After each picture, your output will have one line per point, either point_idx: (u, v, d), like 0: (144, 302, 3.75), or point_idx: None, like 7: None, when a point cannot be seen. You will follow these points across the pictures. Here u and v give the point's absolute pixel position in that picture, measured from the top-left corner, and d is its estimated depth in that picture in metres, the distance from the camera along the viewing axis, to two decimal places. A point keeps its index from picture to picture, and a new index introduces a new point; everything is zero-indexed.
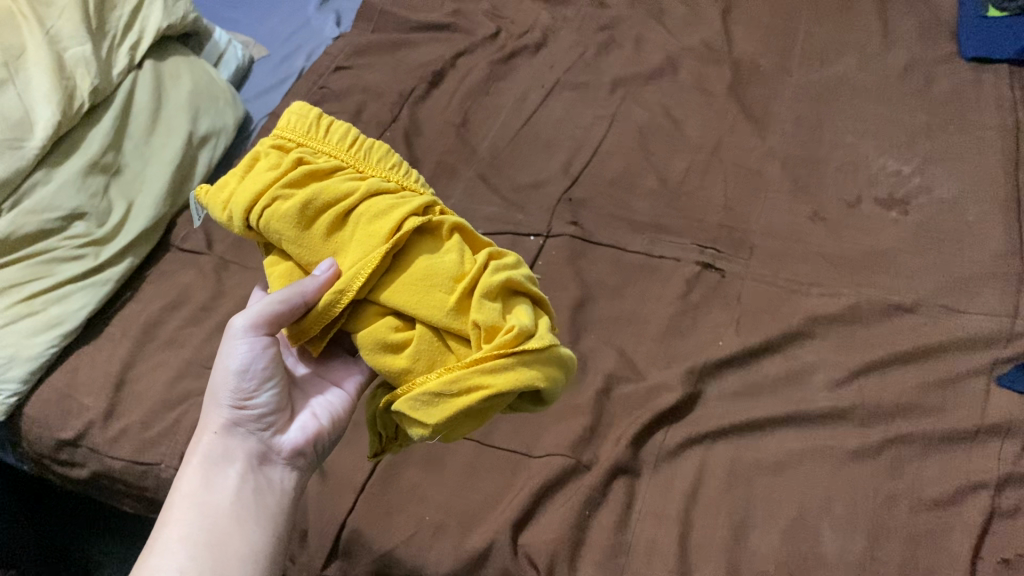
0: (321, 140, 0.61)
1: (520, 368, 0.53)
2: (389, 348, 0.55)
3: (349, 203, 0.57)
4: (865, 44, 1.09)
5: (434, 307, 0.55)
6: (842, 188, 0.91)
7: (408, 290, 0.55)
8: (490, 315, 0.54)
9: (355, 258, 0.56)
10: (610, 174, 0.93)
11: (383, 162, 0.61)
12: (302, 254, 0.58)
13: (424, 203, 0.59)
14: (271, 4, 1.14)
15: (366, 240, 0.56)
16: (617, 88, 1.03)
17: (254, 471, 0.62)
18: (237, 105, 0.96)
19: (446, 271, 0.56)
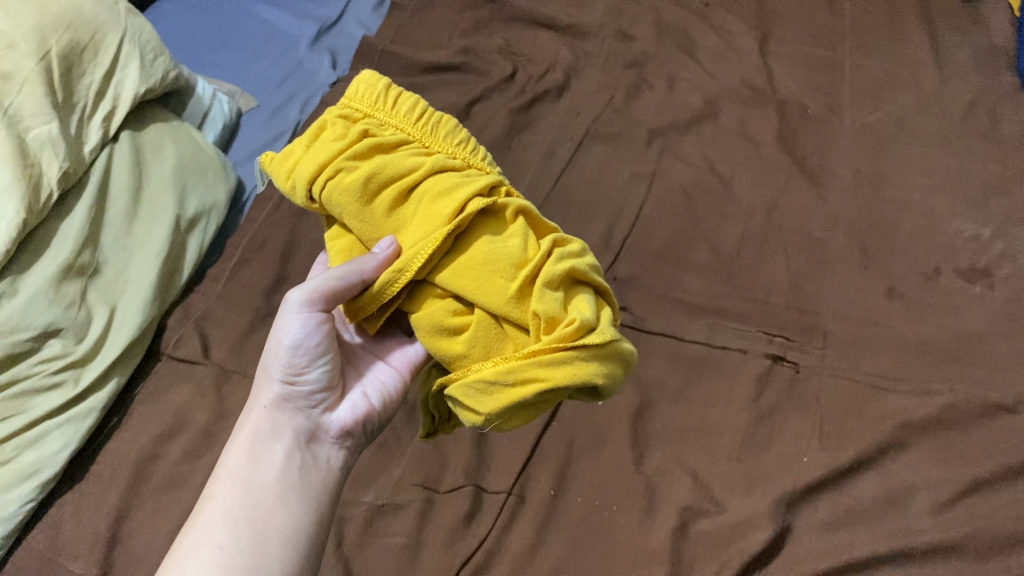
0: (389, 111, 0.57)
1: (580, 363, 0.49)
2: (444, 329, 0.52)
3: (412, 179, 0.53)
4: (918, 79, 0.99)
5: (495, 293, 0.51)
6: (918, 258, 0.81)
7: (469, 271, 0.51)
8: (552, 306, 0.50)
9: (416, 238, 0.53)
10: (656, 246, 0.83)
11: (449, 136, 0.57)
12: (362, 229, 0.54)
13: (490, 184, 0.54)
14: (258, 41, 1.02)
15: (428, 219, 0.53)
16: (653, 140, 0.92)
17: (301, 450, 0.58)
18: (228, 174, 0.85)
19: (509, 254, 0.52)
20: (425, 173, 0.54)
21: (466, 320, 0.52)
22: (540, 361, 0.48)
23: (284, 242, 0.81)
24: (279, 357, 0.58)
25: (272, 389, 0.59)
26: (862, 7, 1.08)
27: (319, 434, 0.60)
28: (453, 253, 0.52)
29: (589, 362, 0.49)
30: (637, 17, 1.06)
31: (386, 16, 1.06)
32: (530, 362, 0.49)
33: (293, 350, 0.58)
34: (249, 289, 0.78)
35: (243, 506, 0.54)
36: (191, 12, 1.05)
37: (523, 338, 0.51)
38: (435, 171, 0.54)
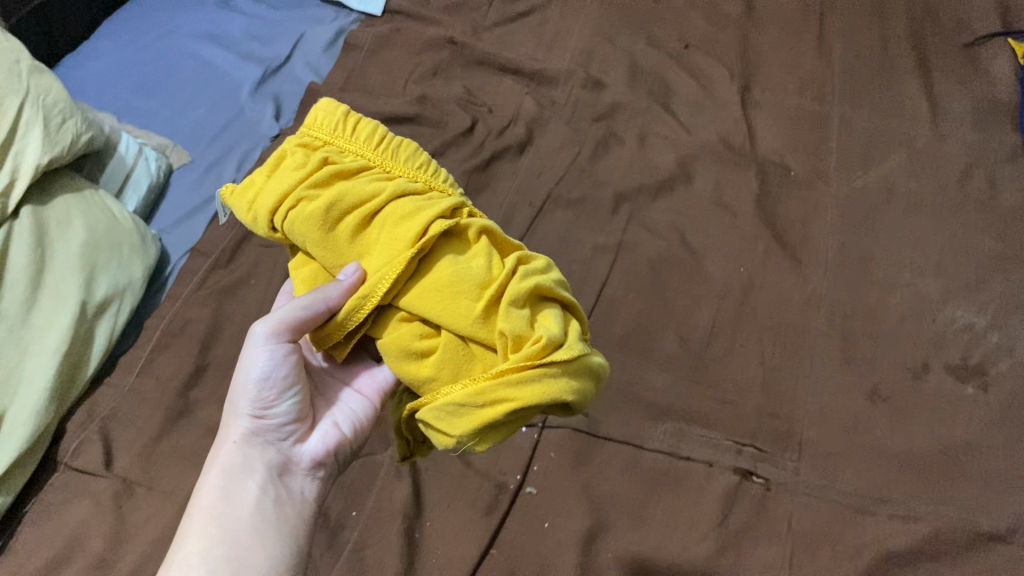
0: (349, 140, 0.56)
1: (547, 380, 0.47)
2: (411, 356, 0.51)
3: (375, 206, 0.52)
4: (913, 134, 0.91)
5: (462, 316, 0.49)
6: (906, 352, 0.73)
7: (433, 295, 0.50)
8: (517, 325, 0.48)
9: (381, 263, 0.52)
10: (618, 332, 0.75)
11: (409, 162, 0.56)
12: (329, 257, 0.53)
13: (452, 206, 0.53)
14: (196, 85, 0.94)
15: (390, 245, 0.51)
16: (620, 205, 0.84)
17: (275, 482, 0.57)
18: (148, 248, 0.77)
19: (470, 274, 0.51)
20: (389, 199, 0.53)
21: (434, 343, 0.51)
22: (507, 379, 0.47)
23: (205, 325, 0.74)
24: (248, 392, 0.57)
25: (242, 424, 0.58)
26: (853, 51, 1.00)
27: (290, 466, 0.59)
28: (418, 277, 0.51)
29: (556, 379, 0.48)
30: (609, 61, 0.98)
31: (337, 59, 0.98)
32: (498, 381, 0.48)
33: (261, 384, 0.57)
34: (162, 383, 0.71)
35: (223, 544, 0.52)
36: (122, 50, 0.96)
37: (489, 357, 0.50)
38: (397, 197, 0.53)
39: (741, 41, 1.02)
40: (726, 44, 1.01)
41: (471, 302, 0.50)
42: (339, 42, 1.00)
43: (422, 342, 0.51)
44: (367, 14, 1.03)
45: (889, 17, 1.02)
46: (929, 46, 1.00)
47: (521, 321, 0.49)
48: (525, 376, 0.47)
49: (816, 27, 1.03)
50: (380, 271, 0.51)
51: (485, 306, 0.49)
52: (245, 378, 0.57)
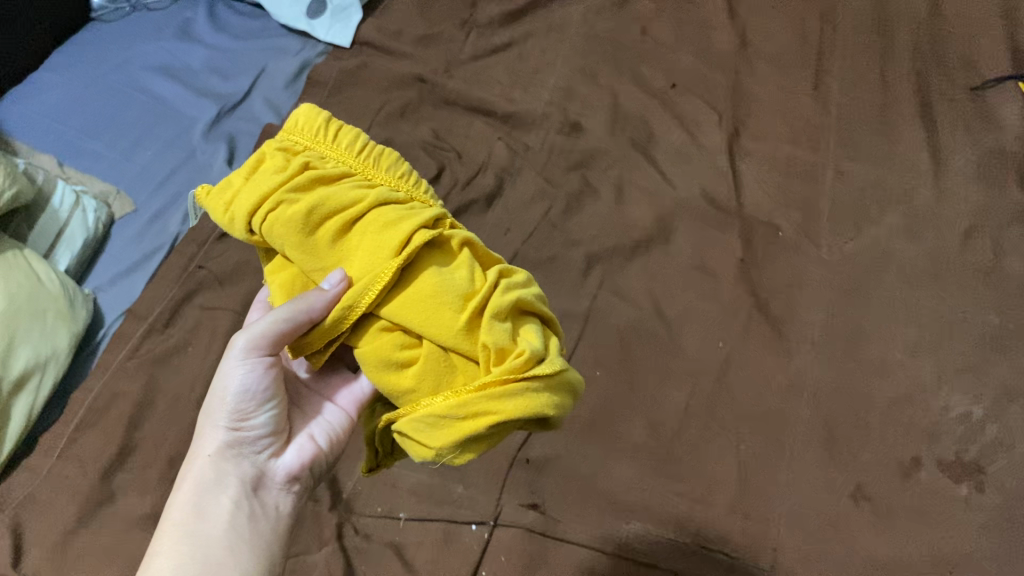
0: (330, 144, 0.52)
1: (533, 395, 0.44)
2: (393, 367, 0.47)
3: (358, 214, 0.48)
4: (913, 190, 0.84)
5: (447, 328, 0.46)
6: (895, 444, 0.67)
7: (417, 305, 0.46)
8: (500, 337, 0.45)
9: (364, 269, 0.48)
10: (583, 414, 0.69)
11: (391, 169, 0.53)
12: (307, 262, 0.49)
13: (435, 215, 0.50)
14: (145, 123, 0.88)
15: (373, 251, 0.48)
16: (592, 267, 0.79)
17: (251, 497, 0.54)
18: (76, 312, 0.71)
19: (453, 285, 0.47)
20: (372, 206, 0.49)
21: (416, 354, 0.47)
22: (489, 392, 0.44)
23: (134, 400, 0.69)
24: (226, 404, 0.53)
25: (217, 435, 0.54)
26: (852, 93, 0.93)
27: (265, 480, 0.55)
28: (402, 287, 0.47)
29: (541, 393, 0.44)
30: (589, 102, 0.92)
31: (300, 97, 0.93)
32: (481, 393, 0.44)
33: (242, 395, 0.53)
34: (84, 466, 0.65)
35: (191, 564, 0.49)
36: (70, 84, 0.90)
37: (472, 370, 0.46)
38: (380, 204, 0.49)
39: (732, 81, 0.95)
40: (715, 84, 0.95)
41: (455, 314, 0.46)
42: (303, 77, 0.95)
43: (402, 353, 0.47)
44: (335, 45, 0.98)
45: (891, 56, 0.95)
46: (934, 88, 0.92)
47: (505, 334, 0.46)
48: (507, 388, 0.44)
49: (814, 66, 0.96)
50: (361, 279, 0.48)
51: (469, 321, 0.46)
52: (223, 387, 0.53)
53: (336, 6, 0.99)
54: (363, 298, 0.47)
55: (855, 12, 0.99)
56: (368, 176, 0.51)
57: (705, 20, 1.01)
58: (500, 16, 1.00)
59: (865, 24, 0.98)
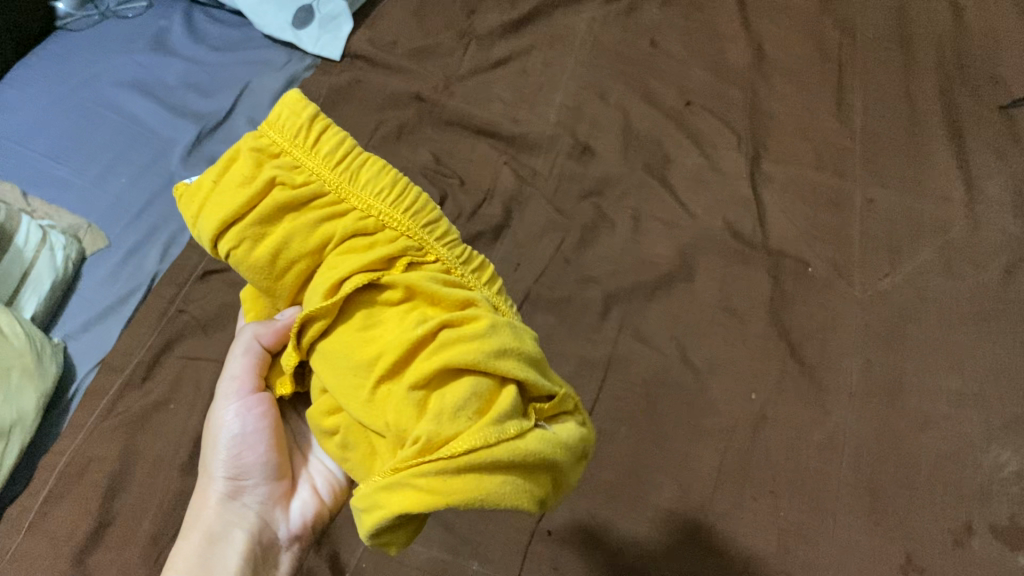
0: (310, 153, 0.45)
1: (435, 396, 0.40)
2: (453, 392, 0.40)
3: (381, 251, 0.44)
4: (947, 219, 0.76)
5: (377, 413, 0.41)
6: (943, 509, 0.61)
7: (334, 366, 0.43)
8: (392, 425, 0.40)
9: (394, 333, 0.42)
10: (607, 478, 0.64)
11: (376, 183, 0.44)
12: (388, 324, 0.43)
13: (270, 249, 0.44)
14: (118, 147, 0.83)
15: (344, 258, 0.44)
16: (610, 309, 0.74)
17: (262, 552, 0.55)
18: (45, 365, 0.65)
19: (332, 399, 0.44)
20: (394, 215, 0.44)
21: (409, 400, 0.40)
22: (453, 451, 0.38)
23: (111, 467, 0.63)
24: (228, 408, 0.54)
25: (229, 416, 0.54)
26: (873, 111, 0.85)
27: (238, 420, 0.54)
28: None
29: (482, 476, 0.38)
30: (599, 122, 0.86)
31: None
32: (438, 462, 0.38)
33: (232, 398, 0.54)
34: (53, 544, 0.59)
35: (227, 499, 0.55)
36: (36, 101, 0.86)
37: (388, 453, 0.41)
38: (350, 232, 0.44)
39: (749, 97, 0.88)
40: (732, 101, 0.87)
41: (398, 392, 0.40)
42: (290, 94, 0.90)
43: (330, 419, 0.44)
44: (324, 58, 0.92)
45: (915, 71, 0.87)
46: (962, 107, 0.84)
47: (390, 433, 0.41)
48: (444, 462, 0.38)
49: (833, 80, 0.88)
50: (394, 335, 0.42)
51: (433, 401, 0.40)
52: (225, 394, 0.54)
53: (324, 16, 0.93)
54: (460, 362, 0.40)
55: (876, 23, 0.92)
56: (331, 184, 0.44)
57: (717, 31, 0.94)
58: (501, 26, 0.94)
59: (885, 38, 0.90)
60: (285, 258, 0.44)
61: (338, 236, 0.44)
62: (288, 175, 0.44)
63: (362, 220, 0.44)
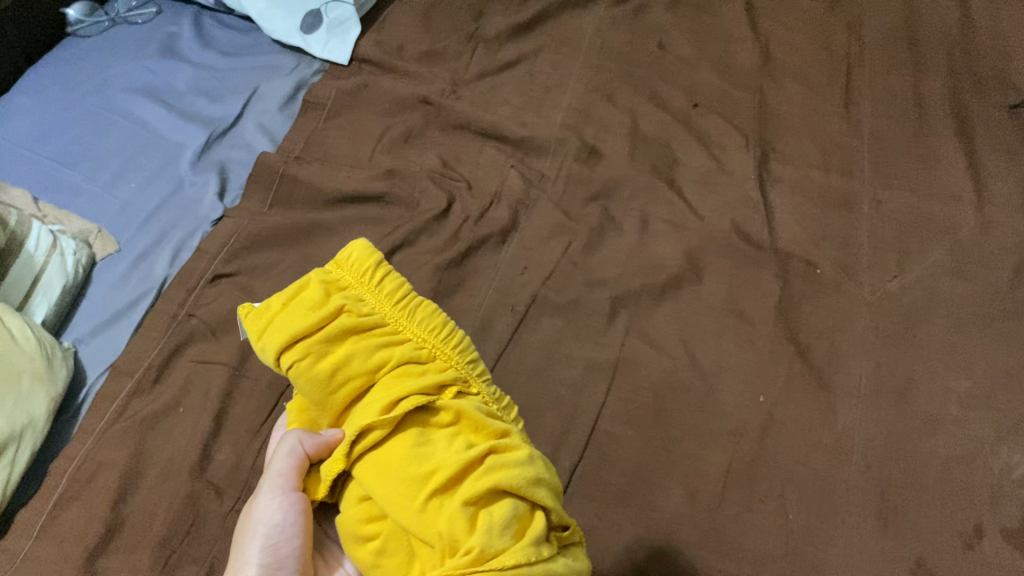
0: (374, 290, 0.54)
1: (482, 513, 0.46)
2: (499, 506, 0.46)
3: (431, 378, 0.51)
4: (957, 220, 0.76)
5: (428, 521, 0.46)
6: (953, 512, 0.61)
7: (381, 473, 0.48)
8: (446, 531, 0.45)
9: (441, 453, 0.48)
10: (616, 481, 0.64)
11: (428, 322, 0.54)
12: (433, 442, 0.49)
13: (330, 363, 0.51)
14: (128, 153, 0.84)
15: (392, 384, 0.51)
16: (618, 312, 0.74)
17: None
18: (55, 369, 0.66)
19: (371, 507, 0.49)
20: (442, 350, 0.53)
21: (458, 508, 0.45)
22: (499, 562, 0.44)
23: (120, 470, 0.63)
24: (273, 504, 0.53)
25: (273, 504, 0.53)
26: (882, 111, 0.85)
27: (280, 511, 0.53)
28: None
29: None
30: (607, 125, 0.87)
31: (294, 121, 0.88)
32: (488, 570, 0.44)
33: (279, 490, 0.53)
34: (64, 548, 0.60)
35: None
36: (47, 108, 0.86)
37: (433, 561, 0.46)
38: (404, 360, 0.51)
39: (757, 98, 0.87)
40: (740, 103, 0.87)
41: (450, 507, 0.46)
42: (298, 99, 0.91)
43: (369, 526, 0.48)
44: (332, 62, 0.93)
45: (924, 72, 0.87)
46: (971, 108, 0.83)
47: (440, 537, 0.45)
48: (491, 567, 0.44)
49: (841, 81, 0.88)
50: (441, 450, 0.48)
51: (482, 517, 0.46)
52: (270, 483, 0.53)
53: (332, 20, 0.94)
54: (507, 483, 0.46)
55: (884, 24, 0.91)
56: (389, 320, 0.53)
57: (725, 32, 0.93)
58: (509, 29, 0.94)
59: (893, 38, 0.90)
60: (347, 374, 0.51)
61: (394, 363, 0.51)
62: (353, 306, 0.53)
63: (417, 352, 0.52)
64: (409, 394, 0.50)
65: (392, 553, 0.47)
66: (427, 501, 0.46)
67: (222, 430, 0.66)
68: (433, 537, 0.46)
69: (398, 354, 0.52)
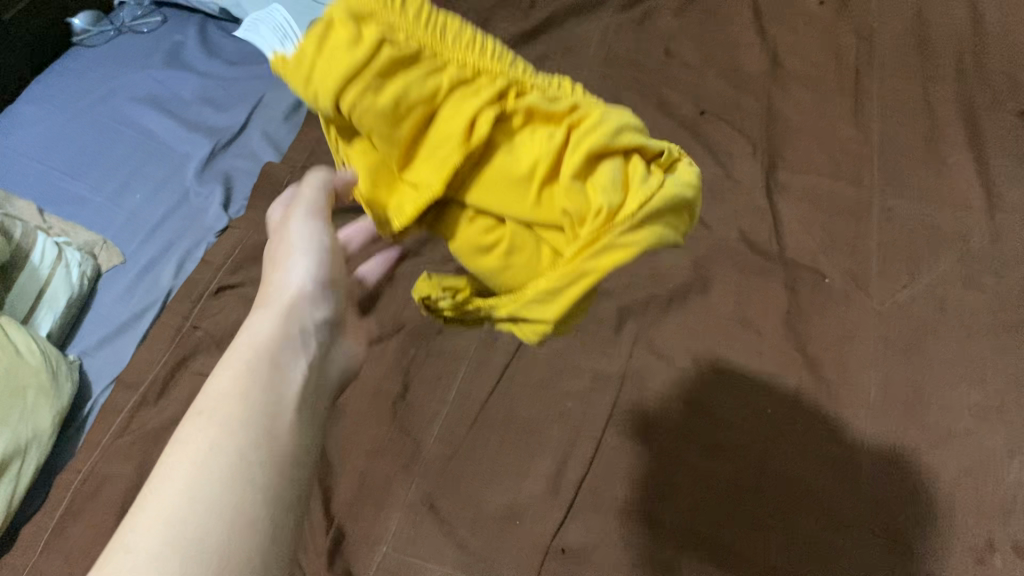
0: (385, 4, 0.38)
1: (598, 191, 0.38)
2: (608, 172, 0.38)
3: (496, 68, 0.39)
4: (967, 228, 0.75)
5: (549, 209, 0.39)
6: (963, 526, 0.60)
7: (484, 195, 0.39)
8: (573, 201, 0.38)
9: (542, 140, 0.39)
10: (622, 494, 0.64)
11: (460, 26, 0.39)
12: (523, 136, 0.39)
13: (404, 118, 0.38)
14: (134, 164, 0.84)
15: (449, 99, 0.38)
16: (624, 322, 0.73)
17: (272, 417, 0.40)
18: (60, 384, 0.66)
19: (479, 221, 0.40)
20: (488, 59, 0.39)
21: (581, 194, 0.38)
22: (626, 219, 0.37)
23: (125, 484, 0.63)
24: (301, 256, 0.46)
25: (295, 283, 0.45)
26: (892, 118, 0.84)
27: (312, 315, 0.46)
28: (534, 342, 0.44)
29: (642, 229, 0.37)
30: None
31: (300, 130, 0.88)
32: (619, 229, 0.37)
33: (314, 263, 0.46)
34: (69, 562, 0.60)
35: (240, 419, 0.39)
36: (52, 118, 0.87)
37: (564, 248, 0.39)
38: (455, 69, 0.38)
39: (765, 105, 0.87)
40: (747, 110, 0.87)
41: (562, 186, 0.38)
42: (303, 108, 0.90)
43: (488, 237, 0.40)
44: None
45: (934, 77, 0.86)
46: (982, 114, 0.82)
47: (570, 209, 0.38)
48: (615, 242, 0.37)
49: (850, 87, 0.87)
50: (535, 146, 0.39)
51: (596, 189, 0.37)
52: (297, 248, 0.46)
53: None
54: (603, 143, 0.38)
55: (894, 29, 0.91)
56: (428, 45, 0.38)
57: (733, 38, 0.93)
58: (515, 37, 0.94)
59: (903, 44, 0.89)
60: (403, 104, 0.38)
61: (448, 75, 0.38)
62: (368, 25, 0.37)
63: (462, 60, 0.39)
64: (483, 95, 0.38)
65: (512, 290, 0.40)
66: (541, 193, 0.39)
67: None
68: (556, 220, 0.39)
69: (445, 57, 0.39)
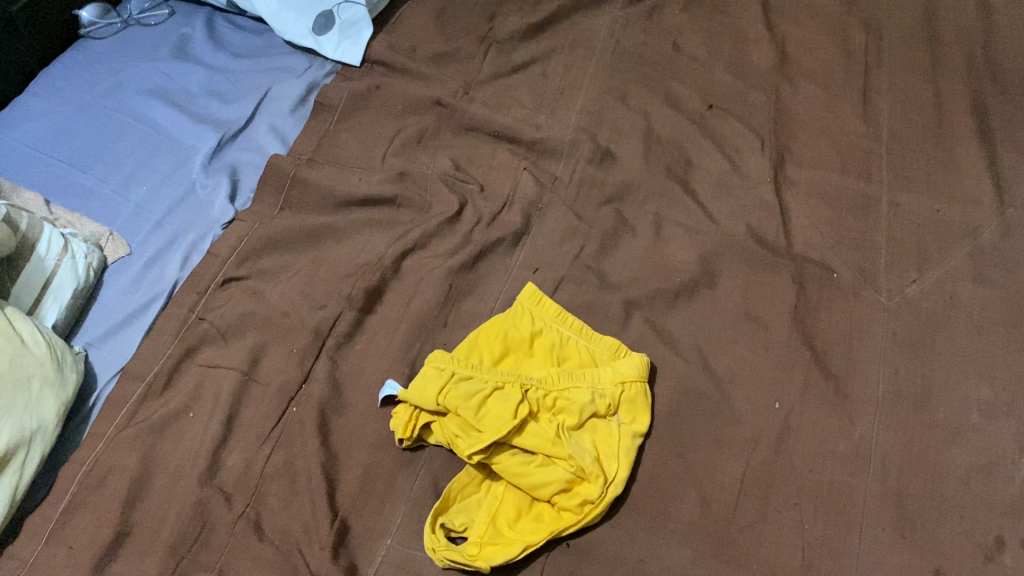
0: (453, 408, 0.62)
1: (586, 496, 0.60)
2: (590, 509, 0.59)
3: (529, 462, 0.60)
4: (976, 224, 0.75)
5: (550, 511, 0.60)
6: (972, 523, 0.59)
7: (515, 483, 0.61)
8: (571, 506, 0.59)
9: (552, 475, 0.60)
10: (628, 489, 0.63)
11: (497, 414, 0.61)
12: (542, 472, 0.60)
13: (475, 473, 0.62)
14: (140, 157, 0.84)
15: (490, 425, 0.60)
16: (631, 316, 0.73)
17: None
18: (65, 376, 0.66)
19: (509, 511, 0.61)
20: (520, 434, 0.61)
21: (573, 495, 0.60)
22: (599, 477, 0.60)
23: (130, 475, 0.63)
24: None
25: None
26: (901, 113, 0.83)
27: None
28: (539, 418, 0.63)
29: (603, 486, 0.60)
30: (620, 127, 0.86)
31: (306, 123, 0.88)
32: (592, 489, 0.59)
33: None
34: (74, 554, 0.60)
35: None
36: (60, 110, 0.87)
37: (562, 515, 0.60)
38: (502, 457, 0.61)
39: (773, 100, 0.86)
40: (755, 104, 0.86)
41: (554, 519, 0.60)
42: (310, 101, 0.90)
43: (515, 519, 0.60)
44: (344, 63, 0.92)
45: (943, 73, 0.85)
46: (992, 109, 0.82)
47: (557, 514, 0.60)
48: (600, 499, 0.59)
49: (859, 82, 0.86)
50: (546, 479, 0.60)
51: (584, 498, 0.59)
52: None
53: (344, 21, 0.93)
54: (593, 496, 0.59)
55: (903, 24, 0.90)
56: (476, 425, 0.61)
57: (741, 33, 0.92)
58: (522, 31, 0.94)
59: (912, 39, 0.89)
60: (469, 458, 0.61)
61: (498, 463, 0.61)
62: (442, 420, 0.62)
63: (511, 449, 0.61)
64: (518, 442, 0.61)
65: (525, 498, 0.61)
66: (541, 525, 0.60)
67: (232, 435, 0.65)
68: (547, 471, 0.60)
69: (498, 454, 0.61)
